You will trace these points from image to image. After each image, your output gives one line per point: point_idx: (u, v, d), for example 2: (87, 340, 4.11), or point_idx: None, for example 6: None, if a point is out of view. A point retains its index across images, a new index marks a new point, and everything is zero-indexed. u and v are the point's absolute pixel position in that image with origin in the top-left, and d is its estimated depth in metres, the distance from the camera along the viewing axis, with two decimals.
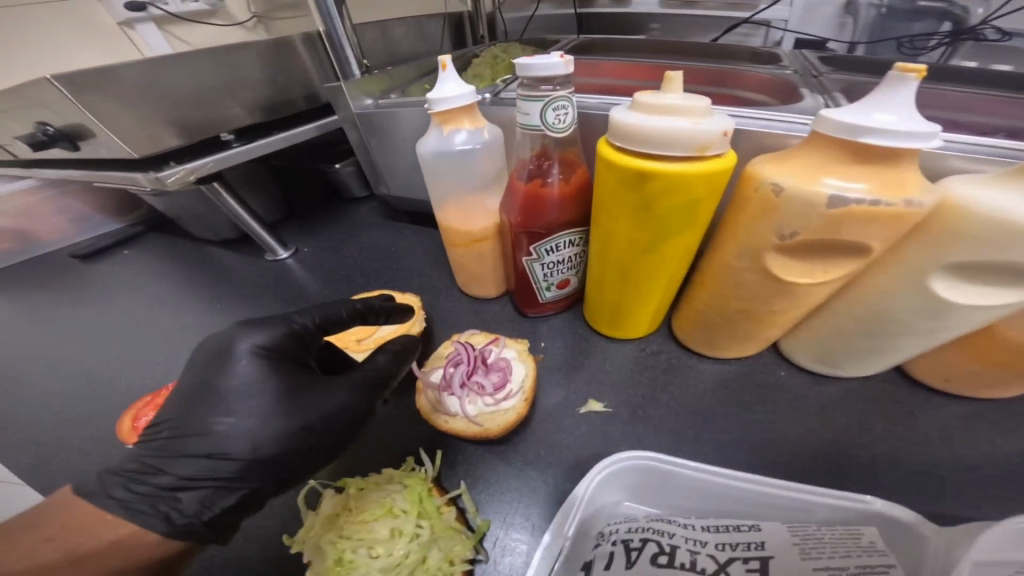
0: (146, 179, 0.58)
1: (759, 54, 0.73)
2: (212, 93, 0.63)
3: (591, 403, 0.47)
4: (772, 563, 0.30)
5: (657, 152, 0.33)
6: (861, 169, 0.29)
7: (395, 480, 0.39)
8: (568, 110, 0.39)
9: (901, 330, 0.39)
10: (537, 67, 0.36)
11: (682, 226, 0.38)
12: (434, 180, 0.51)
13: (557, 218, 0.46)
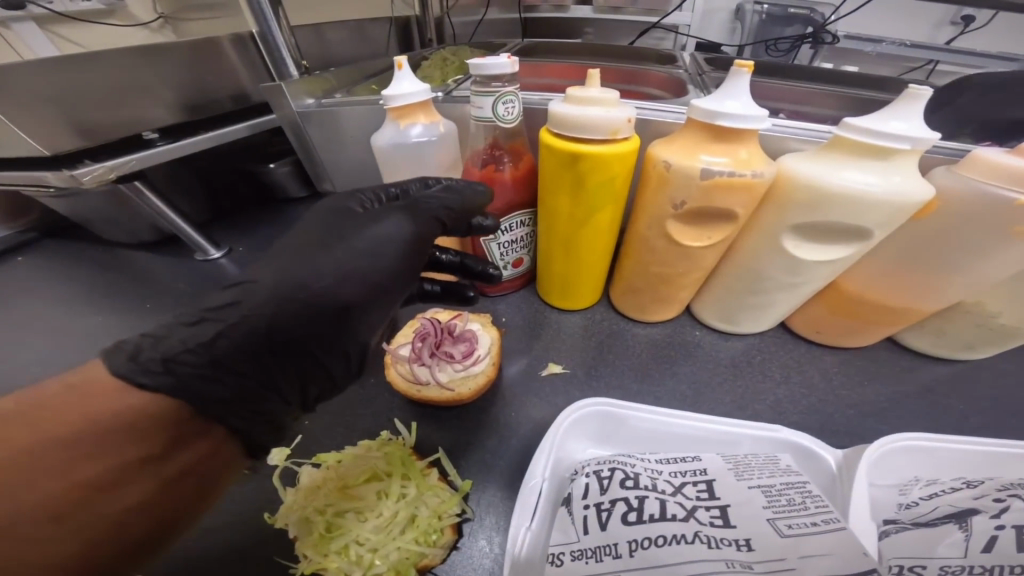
0: (54, 177, 0.50)
1: (663, 57, 0.85)
2: (129, 89, 0.59)
3: (551, 366, 0.53)
4: (716, 485, 0.31)
5: (584, 136, 0.40)
6: (721, 147, 0.37)
7: (374, 451, 0.42)
8: (515, 104, 0.48)
9: (775, 288, 0.46)
10: (488, 67, 0.45)
11: (607, 202, 0.46)
12: (394, 168, 0.57)
13: (511, 199, 0.54)
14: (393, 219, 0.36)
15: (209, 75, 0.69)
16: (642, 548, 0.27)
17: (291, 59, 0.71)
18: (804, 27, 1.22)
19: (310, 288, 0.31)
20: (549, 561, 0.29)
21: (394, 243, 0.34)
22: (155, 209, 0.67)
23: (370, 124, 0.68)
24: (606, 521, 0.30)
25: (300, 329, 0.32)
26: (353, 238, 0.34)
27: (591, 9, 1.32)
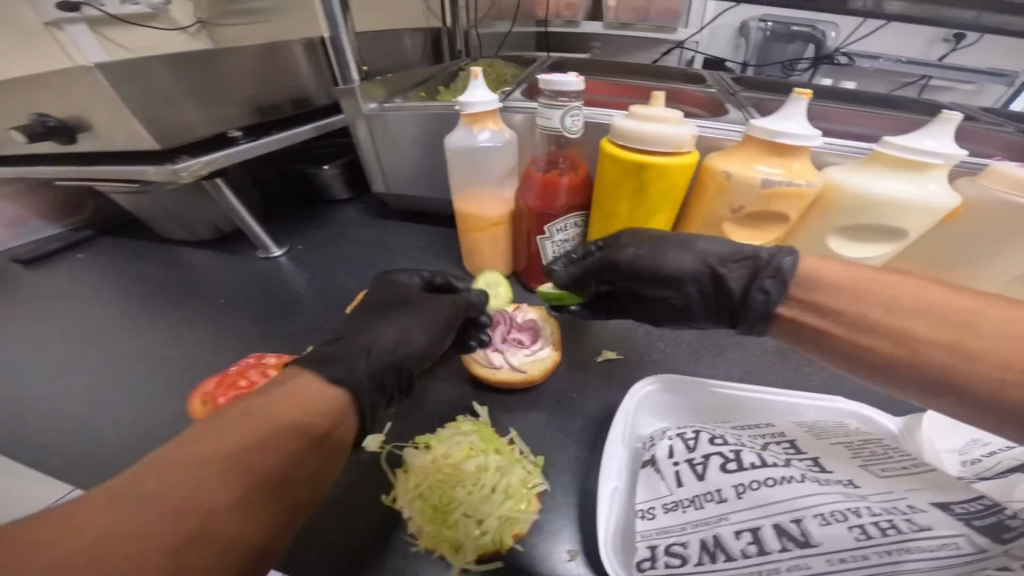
0: (157, 170, 0.55)
1: (690, 75, 0.91)
2: (214, 88, 0.63)
3: (606, 352, 0.58)
4: (798, 443, 0.36)
5: (653, 147, 0.45)
6: (777, 160, 0.43)
7: (462, 430, 0.47)
8: (580, 117, 0.52)
9: None
10: (555, 83, 0.50)
11: (664, 207, 0.51)
12: (457, 168, 0.63)
13: (566, 203, 0.58)
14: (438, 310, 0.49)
15: (279, 77, 0.73)
16: (751, 490, 0.32)
17: (354, 63, 0.76)
18: (806, 44, 1.34)
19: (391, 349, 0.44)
20: (642, 515, 0.35)
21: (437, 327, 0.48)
22: (230, 205, 0.70)
23: (427, 129, 0.73)
24: (701, 473, 0.35)
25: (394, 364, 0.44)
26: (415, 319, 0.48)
27: (603, 24, 1.39)
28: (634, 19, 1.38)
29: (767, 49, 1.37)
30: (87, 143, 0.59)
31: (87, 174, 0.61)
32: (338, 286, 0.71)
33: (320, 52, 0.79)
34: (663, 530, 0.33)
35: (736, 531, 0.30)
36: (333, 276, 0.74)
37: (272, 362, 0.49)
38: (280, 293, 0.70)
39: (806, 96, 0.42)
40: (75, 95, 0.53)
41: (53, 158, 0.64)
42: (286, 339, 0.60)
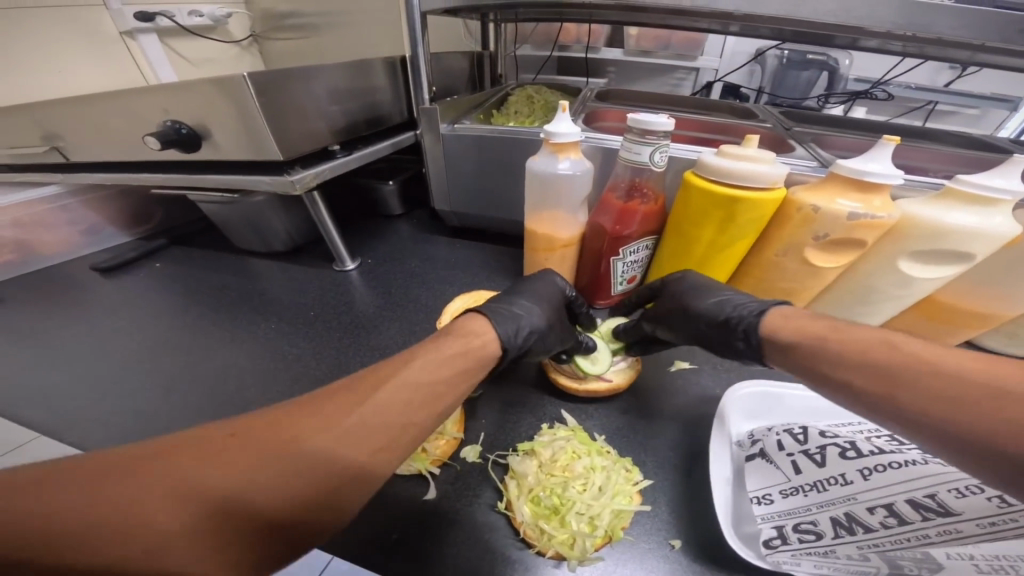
0: (275, 182, 0.62)
1: (736, 108, 0.98)
2: (321, 105, 0.68)
3: (679, 364, 0.64)
4: (902, 437, 0.45)
5: (743, 183, 0.51)
6: (858, 195, 0.49)
7: (559, 436, 0.52)
8: (666, 153, 0.57)
9: (884, 298, 0.57)
10: (650, 122, 0.54)
11: (744, 233, 0.57)
12: (535, 193, 0.67)
13: (641, 230, 0.64)
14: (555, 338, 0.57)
15: (364, 95, 0.78)
16: (873, 473, 0.40)
17: (426, 84, 0.81)
18: (820, 70, 1.35)
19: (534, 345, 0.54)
20: (761, 501, 0.42)
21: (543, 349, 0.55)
22: (322, 219, 0.74)
23: (491, 150, 0.77)
24: (820, 462, 0.43)
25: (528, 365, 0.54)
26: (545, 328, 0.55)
27: (623, 52, 1.47)
28: (654, 47, 1.44)
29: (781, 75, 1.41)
30: (202, 151, 0.63)
31: (193, 181, 0.67)
32: (411, 296, 0.76)
33: (398, 71, 0.84)
34: (786, 511, 0.41)
35: (869, 508, 0.37)
36: (406, 286, 0.79)
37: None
38: (361, 301, 0.75)
39: (895, 142, 0.47)
40: (208, 107, 0.57)
41: (165, 167, 0.69)
42: (376, 345, 0.64)
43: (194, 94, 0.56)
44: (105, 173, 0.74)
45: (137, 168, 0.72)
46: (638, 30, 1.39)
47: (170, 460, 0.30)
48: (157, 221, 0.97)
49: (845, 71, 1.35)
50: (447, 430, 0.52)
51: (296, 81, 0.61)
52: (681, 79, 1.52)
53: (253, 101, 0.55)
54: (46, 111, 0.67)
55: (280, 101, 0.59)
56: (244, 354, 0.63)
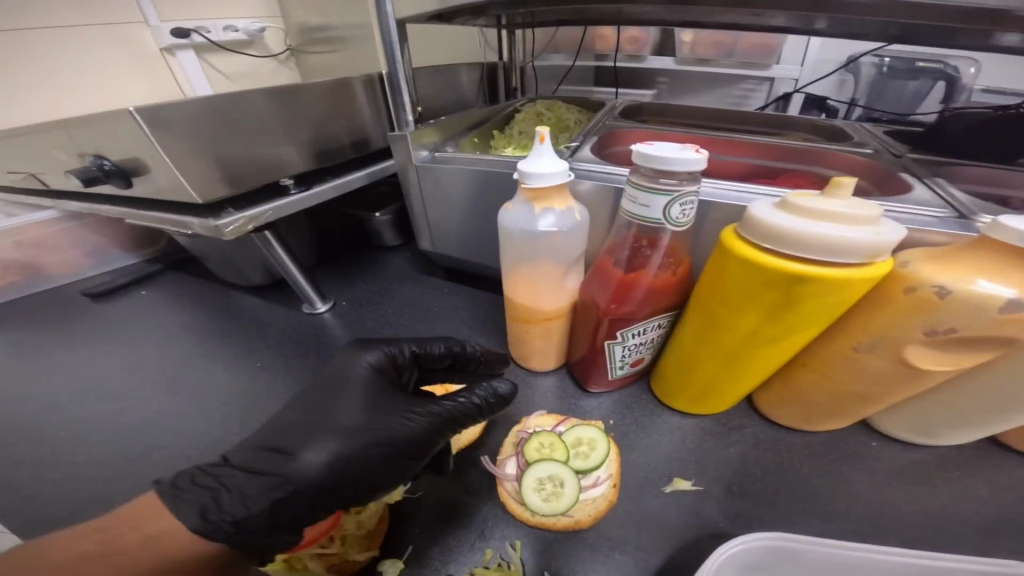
0: (202, 227, 0.54)
1: (821, 127, 0.76)
2: (270, 133, 0.60)
3: (677, 482, 0.47)
4: None
5: (813, 256, 0.33)
6: (1016, 277, 0.33)
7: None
8: (692, 205, 0.40)
9: (1015, 410, 0.42)
10: (671, 163, 0.37)
11: (810, 324, 0.38)
12: (510, 248, 0.52)
13: (648, 310, 0.46)
14: (404, 423, 0.42)
15: (337, 119, 0.69)
16: None
17: (409, 103, 0.71)
18: (934, 81, 1.05)
19: (359, 468, 0.39)
20: None
21: (379, 447, 0.40)
22: (278, 260, 0.70)
23: (473, 186, 0.66)
24: None
25: (387, 477, 0.41)
26: (363, 428, 0.41)
27: (674, 60, 1.25)
28: (714, 54, 1.20)
29: (880, 86, 1.13)
30: (140, 185, 0.59)
31: (139, 218, 0.62)
32: None
33: (379, 90, 0.75)
34: None
35: None
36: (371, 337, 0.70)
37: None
38: (317, 358, 0.67)
39: None
40: (126, 142, 0.51)
41: (127, 201, 0.66)
42: None
43: (108, 128, 0.51)
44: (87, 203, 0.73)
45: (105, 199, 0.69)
46: (693, 34, 1.19)
47: None
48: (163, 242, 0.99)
49: (973, 78, 1.03)
50: (345, 547, 0.41)
51: (226, 105, 0.53)
52: (747, 90, 1.26)
53: (155, 135, 0.48)
54: (31, 144, 0.68)
55: (199, 132, 0.51)
56: (178, 418, 0.58)
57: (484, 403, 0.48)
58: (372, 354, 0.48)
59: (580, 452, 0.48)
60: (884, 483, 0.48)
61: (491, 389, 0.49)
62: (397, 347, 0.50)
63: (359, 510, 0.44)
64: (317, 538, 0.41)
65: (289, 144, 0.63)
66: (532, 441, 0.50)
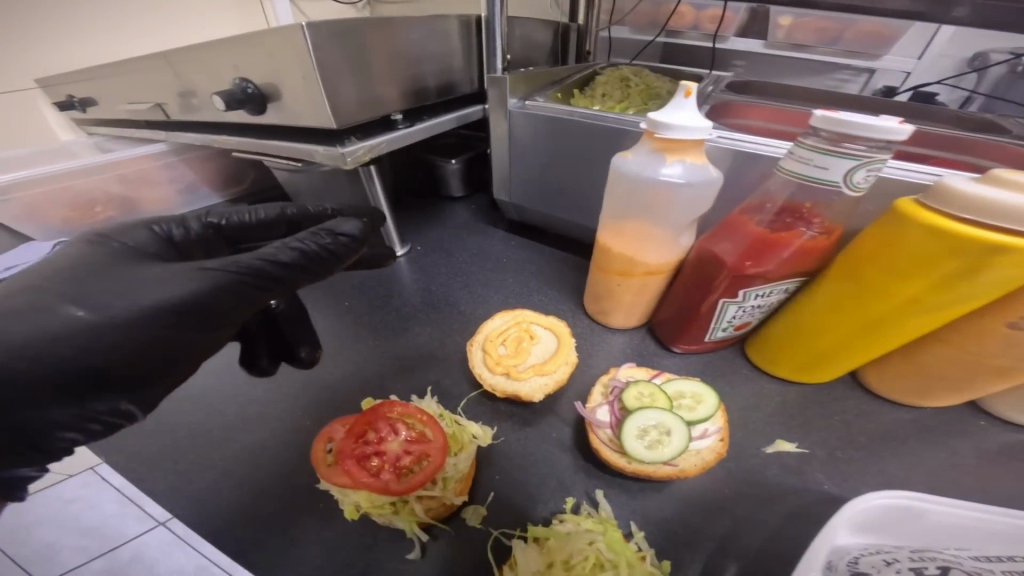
0: (326, 153, 0.56)
1: (965, 118, 0.68)
2: (386, 69, 0.60)
3: (781, 443, 0.45)
4: None
5: (1022, 226, 0.31)
6: None
7: (582, 527, 0.38)
8: (876, 172, 0.36)
9: None
10: (872, 130, 0.33)
11: (979, 298, 0.36)
12: (623, 196, 0.51)
13: (783, 270, 0.43)
14: (180, 282, 0.38)
15: (433, 58, 0.68)
16: None
17: (501, 50, 0.69)
18: None
19: (74, 345, 0.34)
20: None
21: (133, 318, 0.36)
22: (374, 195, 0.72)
23: (567, 137, 0.64)
24: None
25: (114, 360, 0.36)
26: (87, 300, 0.35)
27: (763, 43, 1.13)
28: (815, 40, 1.09)
29: None
30: (269, 114, 0.59)
31: (261, 146, 0.64)
32: (447, 297, 0.68)
33: (474, 34, 0.73)
34: None
35: None
36: (447, 283, 0.71)
37: (399, 415, 0.47)
38: (394, 297, 0.68)
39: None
40: (270, 62, 0.53)
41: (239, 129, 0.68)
42: (401, 354, 0.58)
43: (260, 50, 0.52)
44: (195, 133, 0.77)
45: (223, 131, 0.72)
46: (793, 18, 1.07)
47: None
48: (246, 183, 1.03)
49: None
50: (445, 491, 0.40)
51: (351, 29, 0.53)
52: (842, 81, 1.11)
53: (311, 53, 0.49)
54: (150, 69, 0.71)
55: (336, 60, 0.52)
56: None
57: (314, 246, 0.45)
58: (148, 231, 0.44)
59: (686, 405, 0.46)
60: (1012, 473, 0.43)
61: (327, 232, 0.46)
62: (179, 223, 0.46)
63: (456, 454, 0.44)
64: (424, 482, 0.41)
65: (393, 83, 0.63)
66: (630, 391, 0.47)
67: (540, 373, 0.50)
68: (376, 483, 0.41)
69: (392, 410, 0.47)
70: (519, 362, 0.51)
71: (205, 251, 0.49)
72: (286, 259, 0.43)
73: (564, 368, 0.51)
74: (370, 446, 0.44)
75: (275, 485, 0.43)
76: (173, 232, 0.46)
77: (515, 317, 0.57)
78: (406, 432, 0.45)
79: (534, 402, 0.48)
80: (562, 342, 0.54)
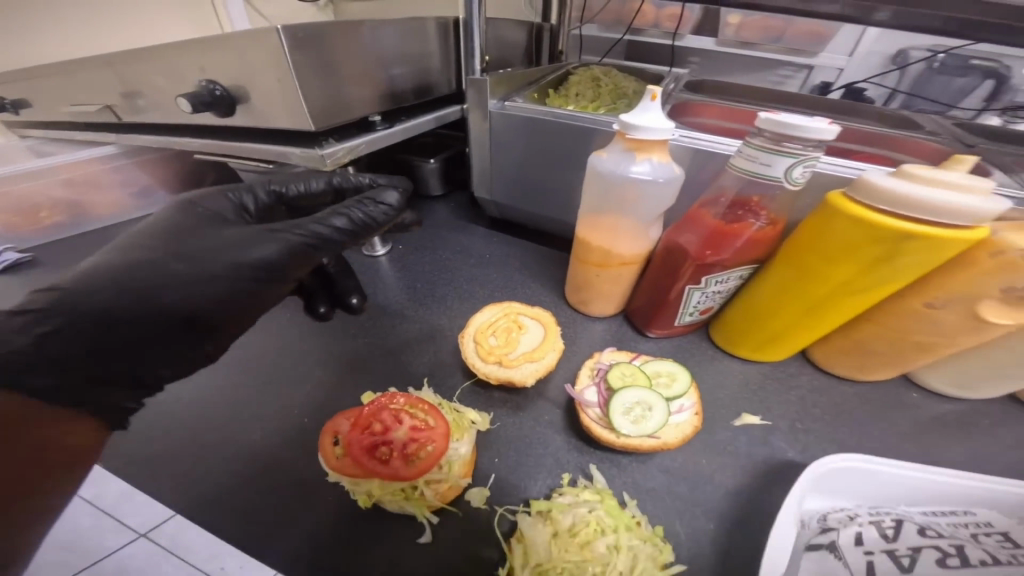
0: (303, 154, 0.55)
1: (887, 117, 0.77)
2: (362, 69, 0.60)
3: (748, 417, 0.51)
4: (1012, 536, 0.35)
5: (922, 215, 0.38)
6: None
7: (580, 498, 0.42)
8: (810, 168, 0.42)
9: None
10: (807, 131, 0.39)
11: (893, 277, 0.43)
12: (598, 193, 0.55)
13: (737, 258, 0.49)
14: (258, 246, 0.47)
15: (410, 59, 0.68)
16: None
17: (478, 52, 0.71)
18: (983, 79, 1.01)
19: (187, 291, 0.44)
20: None
21: (224, 272, 0.46)
22: None
23: (546, 138, 0.67)
24: (910, 566, 0.32)
25: (221, 301, 0.46)
26: (186, 258, 0.45)
27: (714, 41, 1.22)
28: (760, 38, 1.18)
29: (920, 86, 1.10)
30: (239, 115, 0.58)
31: (229, 147, 0.63)
32: (434, 294, 0.70)
33: (451, 36, 0.74)
34: None
35: None
36: (433, 280, 0.73)
37: (403, 405, 0.48)
38: (380, 296, 0.69)
39: None
40: (243, 64, 0.52)
41: (205, 130, 0.66)
42: (393, 351, 0.59)
43: (232, 51, 0.51)
44: (155, 134, 0.74)
45: (186, 133, 0.70)
46: (740, 17, 1.16)
47: None
48: (207, 183, 0.98)
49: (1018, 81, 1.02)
50: (451, 474, 0.43)
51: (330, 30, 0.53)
52: (785, 77, 1.22)
53: (290, 55, 0.49)
54: (96, 65, 0.66)
55: (313, 60, 0.52)
56: (258, 344, 0.60)
57: (359, 216, 0.50)
58: (224, 197, 0.51)
59: (664, 384, 0.51)
60: (922, 424, 0.52)
61: (371, 202, 0.52)
62: (249, 191, 0.53)
63: (457, 439, 0.46)
64: (429, 468, 0.43)
65: (373, 84, 0.63)
66: (614, 372, 0.51)
67: (530, 360, 0.53)
68: (387, 470, 0.42)
69: (399, 403, 0.48)
70: (510, 350, 0.55)
71: (271, 216, 0.56)
72: (339, 225, 0.49)
73: (552, 354, 0.54)
74: (376, 436, 0.45)
75: (275, 484, 0.44)
76: (246, 201, 0.52)
77: (505, 307, 0.61)
78: (411, 419, 0.47)
79: (527, 386, 0.52)
80: (550, 330, 0.58)
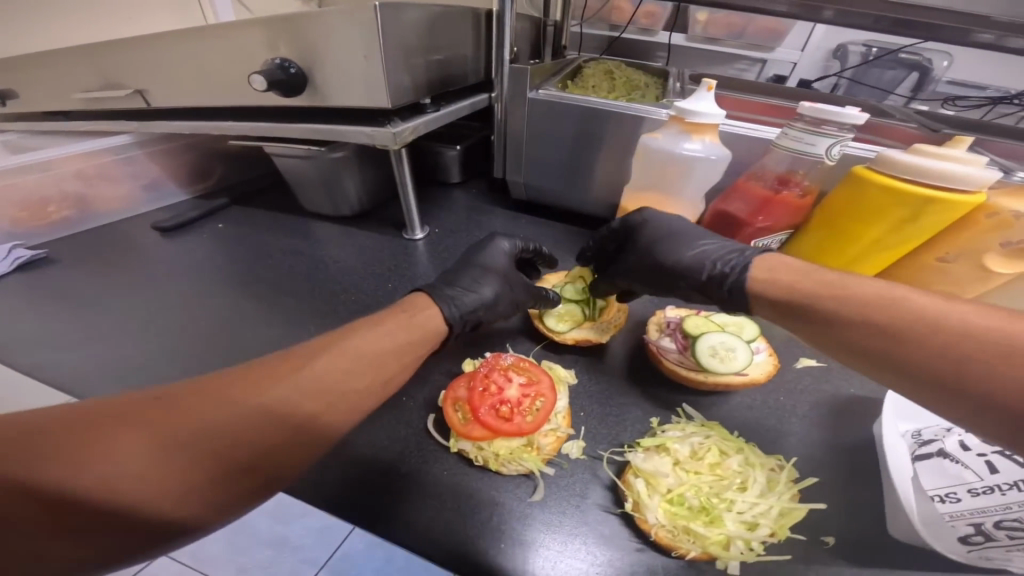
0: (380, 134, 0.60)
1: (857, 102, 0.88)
2: (416, 50, 0.61)
3: (805, 359, 0.56)
4: None
5: (938, 184, 0.44)
6: None
7: (687, 431, 0.45)
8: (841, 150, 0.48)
9: None
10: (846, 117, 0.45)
11: (911, 237, 0.50)
12: (649, 170, 0.61)
13: (783, 223, 0.56)
14: (516, 289, 0.58)
15: (450, 44, 0.70)
16: None
17: (508, 43, 0.74)
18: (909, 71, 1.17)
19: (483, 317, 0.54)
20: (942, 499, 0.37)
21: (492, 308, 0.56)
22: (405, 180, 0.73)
23: (582, 123, 0.70)
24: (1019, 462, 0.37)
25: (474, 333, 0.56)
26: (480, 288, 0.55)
27: (685, 37, 1.30)
28: (724, 34, 1.28)
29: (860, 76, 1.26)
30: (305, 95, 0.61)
31: (290, 130, 0.67)
32: None
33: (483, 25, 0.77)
34: (978, 510, 0.35)
35: None
36: None
37: (509, 364, 0.51)
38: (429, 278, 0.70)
39: None
40: (326, 44, 0.56)
41: (264, 115, 0.70)
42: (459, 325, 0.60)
43: (319, 32, 0.55)
44: (182, 121, 0.74)
45: (228, 117, 0.72)
46: (708, 14, 1.24)
47: (151, 415, 0.30)
48: (215, 178, 0.97)
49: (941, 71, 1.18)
50: (557, 424, 0.46)
51: (397, 6, 0.54)
52: (740, 70, 1.33)
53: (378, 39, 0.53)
54: (129, 50, 0.67)
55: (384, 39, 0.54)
56: (319, 329, 0.59)
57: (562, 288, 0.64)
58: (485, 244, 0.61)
59: (732, 330, 0.57)
60: None
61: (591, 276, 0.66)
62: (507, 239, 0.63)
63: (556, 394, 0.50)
64: (544, 421, 0.46)
65: (421, 64, 0.64)
66: (688, 321, 0.56)
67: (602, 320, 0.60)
68: (513, 427, 0.44)
69: (502, 364, 0.51)
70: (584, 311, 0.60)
71: None
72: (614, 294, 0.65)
73: (619, 315, 0.61)
74: (493, 395, 0.47)
75: (383, 452, 0.43)
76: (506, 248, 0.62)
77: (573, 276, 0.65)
78: (518, 377, 0.50)
79: (605, 343, 0.57)
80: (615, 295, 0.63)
